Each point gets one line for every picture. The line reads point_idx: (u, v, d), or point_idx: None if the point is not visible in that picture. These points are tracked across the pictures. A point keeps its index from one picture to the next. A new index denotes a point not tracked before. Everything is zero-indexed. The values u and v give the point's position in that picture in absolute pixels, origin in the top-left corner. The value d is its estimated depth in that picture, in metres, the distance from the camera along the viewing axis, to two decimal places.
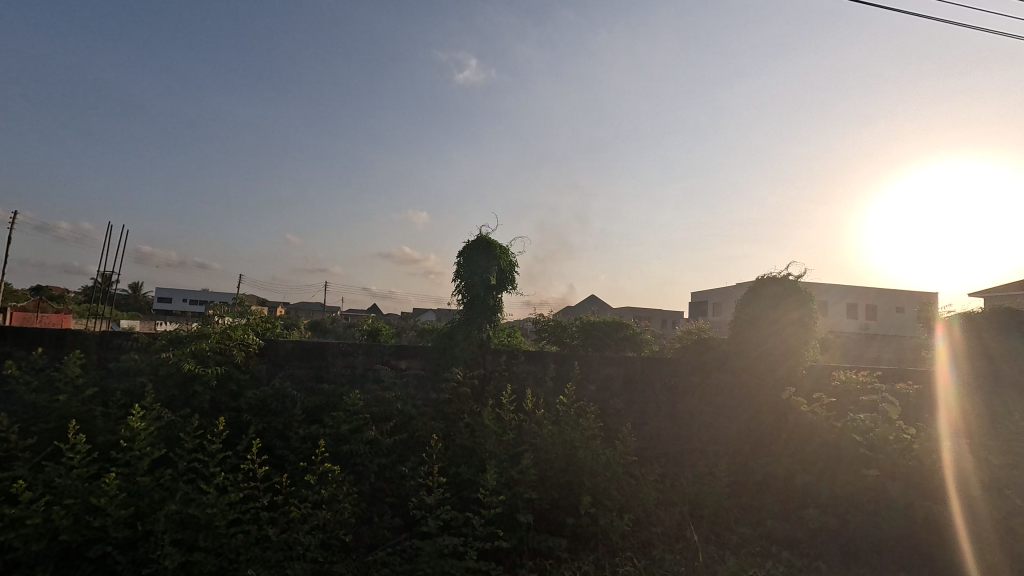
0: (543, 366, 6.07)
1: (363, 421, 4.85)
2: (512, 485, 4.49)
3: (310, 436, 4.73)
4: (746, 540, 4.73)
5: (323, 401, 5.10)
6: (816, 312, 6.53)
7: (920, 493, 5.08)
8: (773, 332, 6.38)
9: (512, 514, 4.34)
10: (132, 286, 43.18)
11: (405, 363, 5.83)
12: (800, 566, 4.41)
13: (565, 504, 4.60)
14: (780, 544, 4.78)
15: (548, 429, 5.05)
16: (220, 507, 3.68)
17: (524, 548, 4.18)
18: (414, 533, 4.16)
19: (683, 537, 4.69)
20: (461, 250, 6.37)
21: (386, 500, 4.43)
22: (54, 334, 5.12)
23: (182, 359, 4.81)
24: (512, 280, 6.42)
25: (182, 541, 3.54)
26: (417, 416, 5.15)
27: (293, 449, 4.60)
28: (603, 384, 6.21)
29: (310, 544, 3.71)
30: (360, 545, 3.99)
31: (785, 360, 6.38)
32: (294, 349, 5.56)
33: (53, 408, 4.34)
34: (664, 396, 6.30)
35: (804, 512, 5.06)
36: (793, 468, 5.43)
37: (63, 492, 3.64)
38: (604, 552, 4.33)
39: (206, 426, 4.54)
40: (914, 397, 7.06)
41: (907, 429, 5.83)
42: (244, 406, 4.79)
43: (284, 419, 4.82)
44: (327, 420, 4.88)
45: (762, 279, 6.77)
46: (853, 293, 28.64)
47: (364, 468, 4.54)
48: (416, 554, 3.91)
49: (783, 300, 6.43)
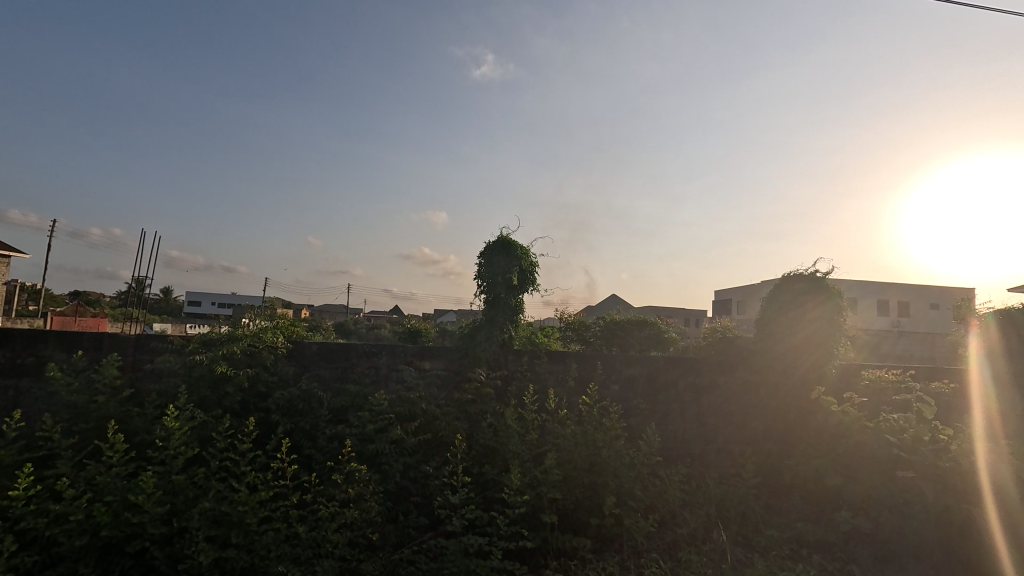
0: (564, 366, 6.07)
1: (388, 421, 4.90)
2: (536, 485, 4.49)
3: (337, 436, 4.82)
4: (774, 542, 4.62)
5: (349, 402, 5.20)
6: (845, 308, 6.37)
7: (957, 496, 4.91)
8: (800, 330, 6.25)
9: (536, 514, 4.35)
10: (165, 290, 44.89)
11: (429, 363, 5.89)
12: (832, 570, 4.30)
13: (589, 504, 4.58)
14: (811, 547, 4.66)
15: (571, 429, 5.02)
16: (251, 505, 3.77)
17: (548, 548, 4.18)
18: (438, 532, 4.22)
19: (710, 538, 4.63)
20: (482, 250, 6.41)
21: (411, 500, 4.50)
22: (92, 337, 5.31)
23: (214, 361, 4.95)
24: (533, 279, 6.43)
25: (216, 538, 3.64)
26: (440, 416, 5.20)
27: (319, 449, 4.71)
28: (627, 384, 6.13)
29: (338, 542, 3.75)
30: (386, 544, 4.07)
31: (813, 359, 6.24)
32: (319, 350, 5.66)
33: (93, 408, 4.51)
34: (689, 395, 6.19)
35: (835, 514, 4.93)
36: (823, 471, 5.32)
37: (103, 490, 3.78)
38: (629, 554, 4.32)
39: (237, 426, 4.69)
40: (950, 397, 6.82)
41: (942, 431, 5.67)
42: (272, 407, 4.92)
43: (311, 419, 4.94)
44: (352, 419, 4.94)
45: (788, 276, 6.62)
46: (883, 289, 27.82)
47: (389, 467, 4.58)
48: (442, 553, 3.94)
49: (809, 297, 6.29)
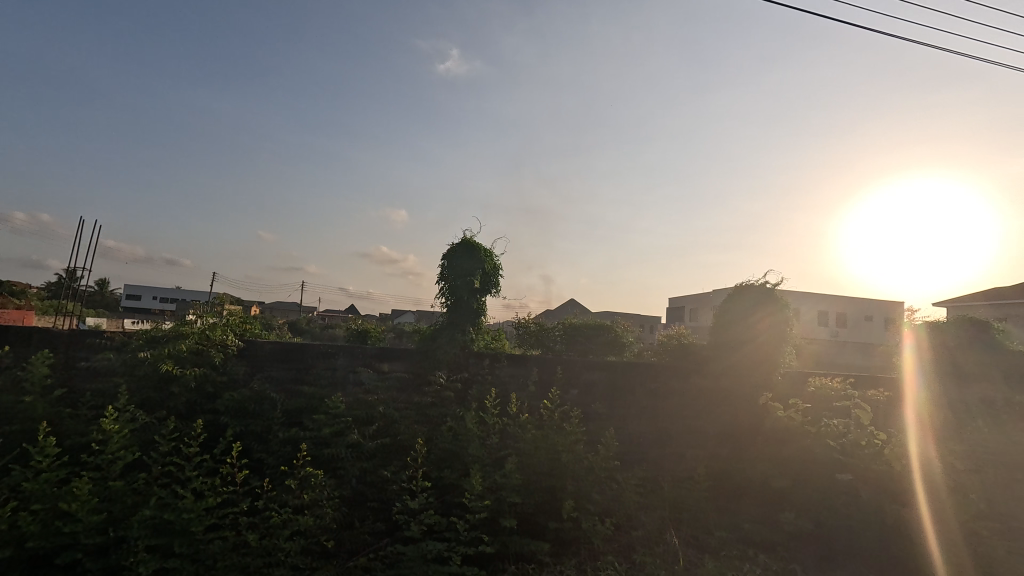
0: (526, 370, 6.07)
1: (345, 424, 4.79)
2: (496, 489, 4.51)
3: (291, 440, 4.64)
4: (724, 543, 4.79)
5: (304, 404, 5.03)
6: (792, 319, 6.71)
7: (890, 497, 5.24)
8: (749, 338, 6.57)
9: (496, 519, 4.36)
10: (101, 282, 42.13)
11: (388, 366, 5.74)
12: (776, 569, 4.48)
13: (548, 508, 4.62)
14: (758, 547, 4.84)
15: (533, 433, 5.05)
16: (196, 513, 3.59)
17: (507, 552, 4.17)
18: (396, 537, 4.13)
19: (663, 540, 4.73)
20: (446, 251, 6.38)
21: (368, 504, 4.37)
22: (20, 332, 4.93)
23: (159, 359, 4.72)
24: (496, 283, 6.46)
25: (157, 548, 3.43)
26: (400, 419, 5.10)
27: (272, 453, 4.52)
28: (586, 389, 6.21)
29: (290, 550, 3.64)
30: (341, 551, 3.95)
31: (760, 367, 6.58)
32: (273, 350, 5.44)
33: (19, 408, 4.18)
34: (647, 401, 6.31)
35: (780, 515, 5.16)
36: (769, 473, 5.56)
37: (30, 497, 3.51)
38: (586, 556, 4.36)
39: (181, 429, 4.45)
40: (884, 403, 7.24)
41: (877, 435, 6.03)
42: (221, 408, 4.71)
43: (263, 422, 4.75)
44: (307, 423, 4.78)
45: (742, 285, 6.92)
46: (825, 300, 29.46)
47: (346, 472, 4.47)
48: (398, 559, 3.85)
49: (759, 307, 6.62)
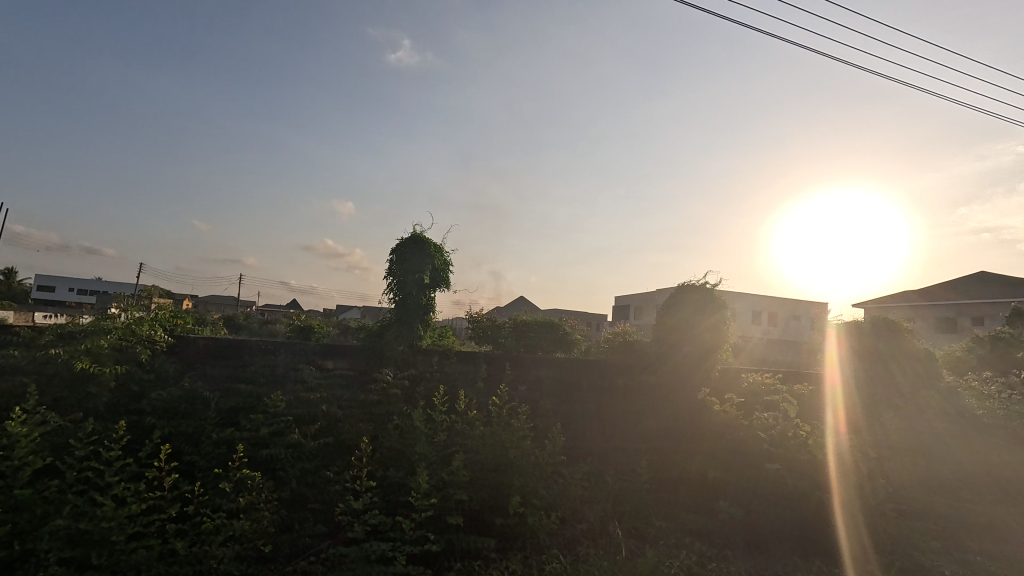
0: (475, 367, 6.08)
1: (285, 424, 4.61)
2: (443, 487, 4.49)
3: (226, 440, 4.39)
4: (662, 533, 4.98)
5: (240, 403, 4.78)
6: (730, 318, 7.06)
7: (812, 484, 5.63)
8: (689, 336, 6.89)
9: (442, 517, 4.33)
10: (7, 271, 38.31)
11: (332, 363, 5.59)
12: (710, 555, 4.71)
13: (495, 504, 4.64)
14: (694, 535, 5.07)
15: (480, 430, 5.07)
16: (118, 521, 3.35)
17: (453, 550, 4.15)
18: (338, 539, 4.01)
19: (606, 532, 4.86)
20: (395, 246, 6.26)
21: (309, 506, 4.20)
22: None
23: (75, 357, 4.39)
24: (446, 279, 6.39)
25: (71, 560, 3.18)
26: (344, 418, 4.95)
27: (204, 455, 4.25)
28: (534, 385, 6.29)
29: (223, 557, 3.47)
30: (278, 555, 3.80)
31: (698, 364, 6.93)
32: (207, 346, 5.17)
33: None
34: (593, 397, 6.50)
35: (714, 504, 5.44)
36: (705, 465, 5.85)
37: None
38: (532, 551, 4.41)
39: (100, 431, 4.09)
40: (808, 398, 7.78)
41: (802, 427, 6.46)
42: (146, 408, 4.40)
43: (195, 423, 4.46)
44: (243, 423, 4.55)
45: (684, 285, 7.20)
46: (758, 301, 31.23)
47: (285, 473, 4.29)
48: (340, 562, 3.75)
49: (699, 307, 6.95)
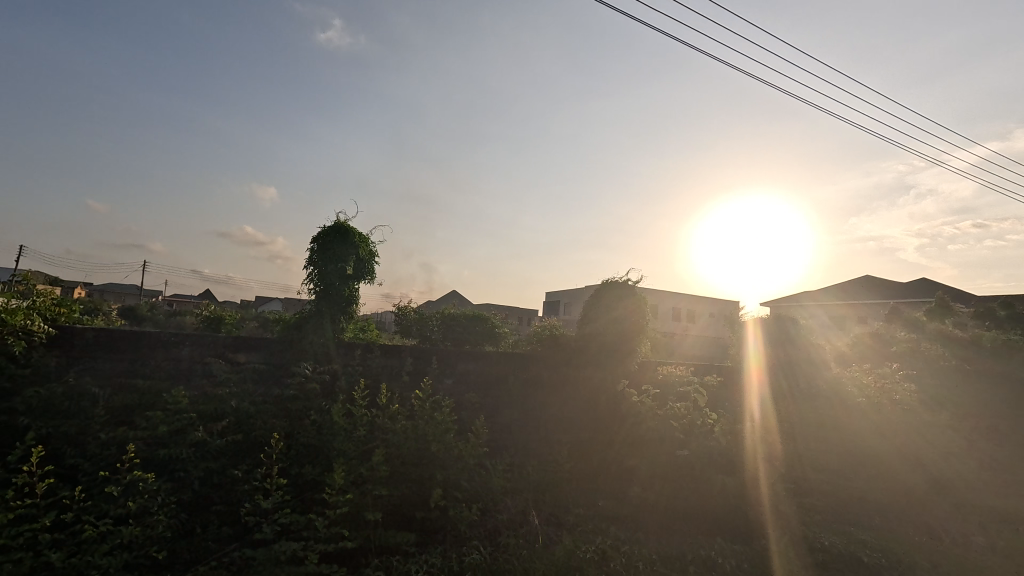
0: (399, 360, 5.94)
1: (187, 421, 4.27)
2: (360, 483, 4.41)
3: (116, 441, 3.99)
4: (580, 519, 5.16)
5: (135, 400, 4.37)
6: (649, 313, 7.41)
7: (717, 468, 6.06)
8: (611, 330, 7.16)
9: (359, 513, 4.23)
10: None
11: (244, 356, 5.24)
12: (624, 539, 4.94)
13: (415, 498, 4.58)
14: (610, 520, 5.29)
15: (402, 424, 4.99)
16: None
17: (370, 546, 4.05)
18: (245, 541, 3.79)
19: (526, 521, 4.95)
20: (316, 235, 5.99)
21: (212, 509, 3.91)
22: None
23: None
24: (370, 270, 6.22)
25: None
26: (255, 414, 4.61)
27: (89, 458, 3.83)
28: (460, 378, 6.27)
29: (108, 566, 3.24)
30: (176, 562, 3.51)
31: (619, 357, 7.21)
32: (96, 337, 4.66)
33: None
34: (518, 389, 6.56)
35: (629, 490, 5.71)
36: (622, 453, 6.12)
37: None
38: (452, 543, 4.40)
39: None
40: (717, 388, 8.35)
41: (710, 416, 6.93)
42: (19, 408, 3.94)
43: (79, 423, 4.03)
44: (138, 421, 4.17)
45: (608, 282, 7.48)
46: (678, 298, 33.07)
47: (186, 474, 3.97)
48: (246, 565, 3.54)
49: (620, 302, 7.25)
